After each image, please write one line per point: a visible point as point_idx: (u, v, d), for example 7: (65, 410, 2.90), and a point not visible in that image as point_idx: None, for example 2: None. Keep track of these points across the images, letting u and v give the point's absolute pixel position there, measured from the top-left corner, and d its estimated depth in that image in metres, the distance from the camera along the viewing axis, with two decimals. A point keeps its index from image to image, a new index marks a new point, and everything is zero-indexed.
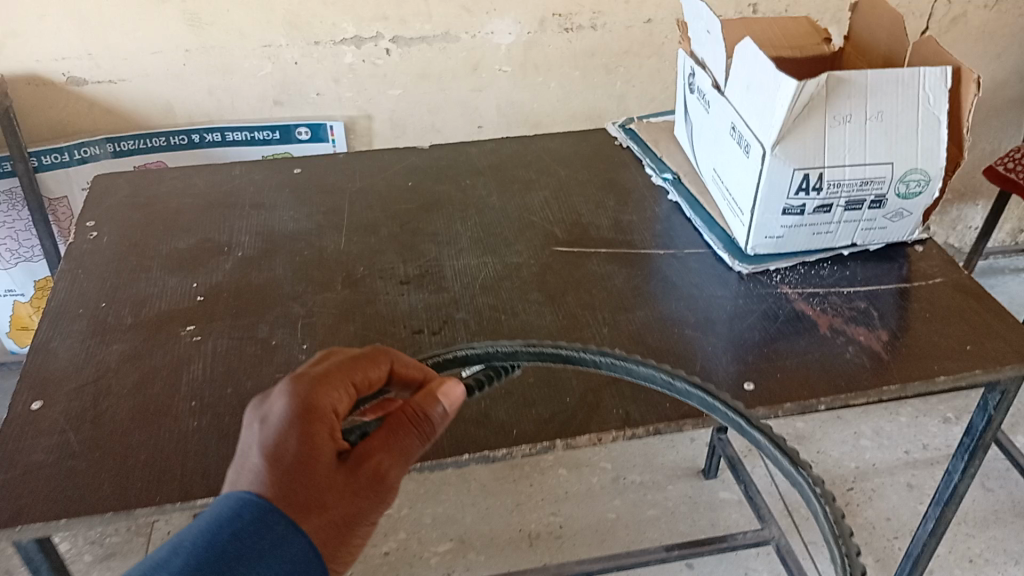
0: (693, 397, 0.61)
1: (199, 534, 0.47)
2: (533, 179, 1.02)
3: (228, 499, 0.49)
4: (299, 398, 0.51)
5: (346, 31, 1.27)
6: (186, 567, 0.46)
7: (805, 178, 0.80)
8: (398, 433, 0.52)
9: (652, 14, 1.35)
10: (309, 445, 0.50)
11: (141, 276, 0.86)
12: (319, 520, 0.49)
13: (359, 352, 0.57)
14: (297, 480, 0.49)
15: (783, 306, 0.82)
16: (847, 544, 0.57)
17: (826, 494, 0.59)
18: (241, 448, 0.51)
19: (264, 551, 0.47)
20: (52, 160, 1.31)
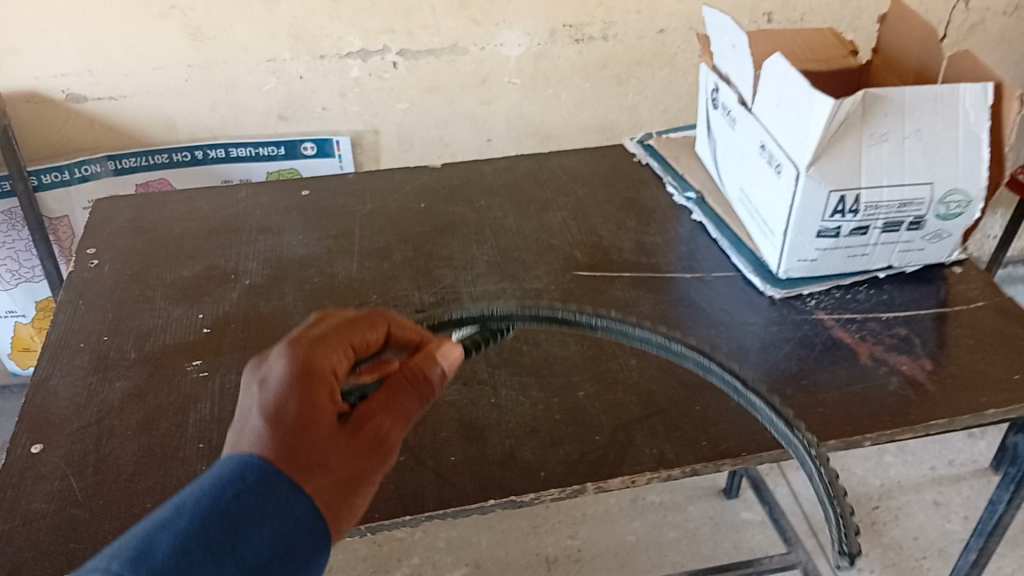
0: (689, 360, 0.70)
1: (203, 494, 0.45)
2: (551, 199, 0.99)
3: (230, 459, 0.48)
4: (299, 361, 0.51)
5: (352, 44, 1.24)
6: (191, 527, 0.44)
7: (841, 200, 0.76)
8: (398, 393, 0.53)
9: (665, 24, 1.31)
10: (311, 405, 0.50)
11: (144, 307, 0.82)
12: (323, 480, 0.48)
13: (355, 318, 0.58)
14: (300, 441, 0.48)
15: (819, 333, 0.78)
16: (841, 506, 0.63)
17: (820, 455, 0.62)
18: (240, 413, 0.51)
19: (269, 509, 0.46)
20: (53, 178, 1.28)
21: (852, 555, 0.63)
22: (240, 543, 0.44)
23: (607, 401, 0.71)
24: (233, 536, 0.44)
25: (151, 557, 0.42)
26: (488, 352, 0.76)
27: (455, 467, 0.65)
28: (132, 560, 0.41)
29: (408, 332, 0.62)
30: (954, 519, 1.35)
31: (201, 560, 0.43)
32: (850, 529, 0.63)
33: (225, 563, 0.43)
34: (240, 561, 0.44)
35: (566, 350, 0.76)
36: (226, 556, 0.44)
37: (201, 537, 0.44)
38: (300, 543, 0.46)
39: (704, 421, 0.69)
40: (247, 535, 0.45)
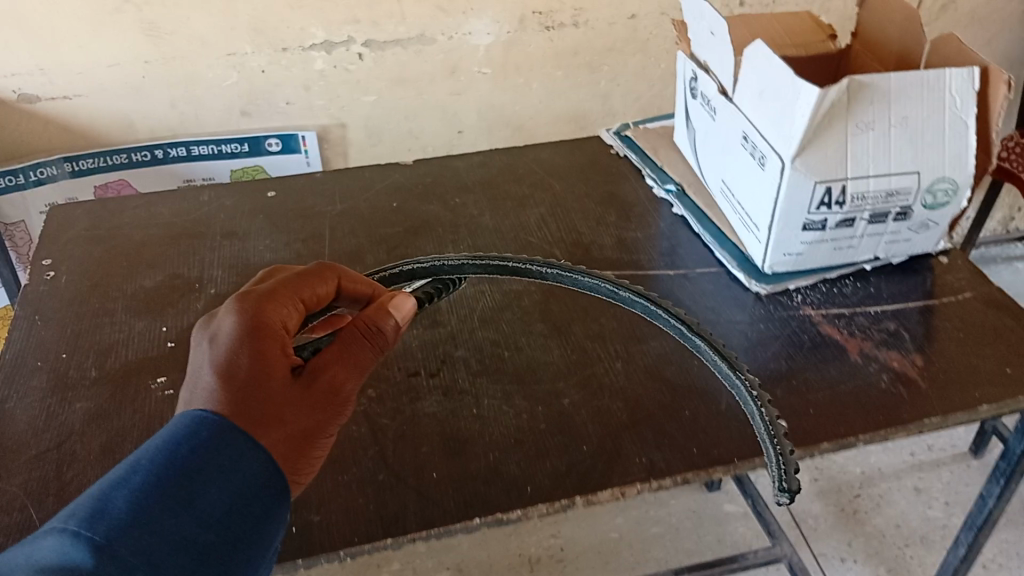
0: (636, 304, 0.70)
1: (157, 453, 0.47)
2: (528, 195, 0.95)
3: (184, 416, 0.51)
4: (250, 317, 0.55)
5: (315, 36, 1.19)
6: (147, 484, 0.46)
7: (827, 192, 0.74)
8: (351, 346, 0.57)
9: (636, 10, 1.28)
10: (262, 360, 0.53)
11: (104, 321, 0.78)
12: (278, 433, 0.52)
13: (304, 273, 0.62)
14: (251, 394, 0.52)
15: (807, 330, 0.76)
16: (780, 443, 0.60)
17: (762, 396, 0.63)
18: (193, 369, 0.54)
19: (225, 463, 0.48)
20: (6, 182, 1.20)
21: (792, 491, 0.56)
22: (199, 498, 0.47)
23: (593, 408, 0.68)
24: (191, 491, 0.47)
25: (107, 515, 0.44)
26: (468, 359, 0.73)
27: (436, 483, 0.62)
28: (90, 519, 0.43)
29: (361, 286, 0.65)
30: (935, 505, 1.35)
31: (161, 516, 0.45)
32: (790, 466, 0.57)
33: (184, 518, 0.45)
34: (200, 515, 0.46)
35: (549, 355, 0.74)
36: (182, 511, 0.46)
37: (158, 493, 0.46)
38: (258, 496, 0.49)
39: (693, 425, 0.66)
40: (204, 489, 0.47)
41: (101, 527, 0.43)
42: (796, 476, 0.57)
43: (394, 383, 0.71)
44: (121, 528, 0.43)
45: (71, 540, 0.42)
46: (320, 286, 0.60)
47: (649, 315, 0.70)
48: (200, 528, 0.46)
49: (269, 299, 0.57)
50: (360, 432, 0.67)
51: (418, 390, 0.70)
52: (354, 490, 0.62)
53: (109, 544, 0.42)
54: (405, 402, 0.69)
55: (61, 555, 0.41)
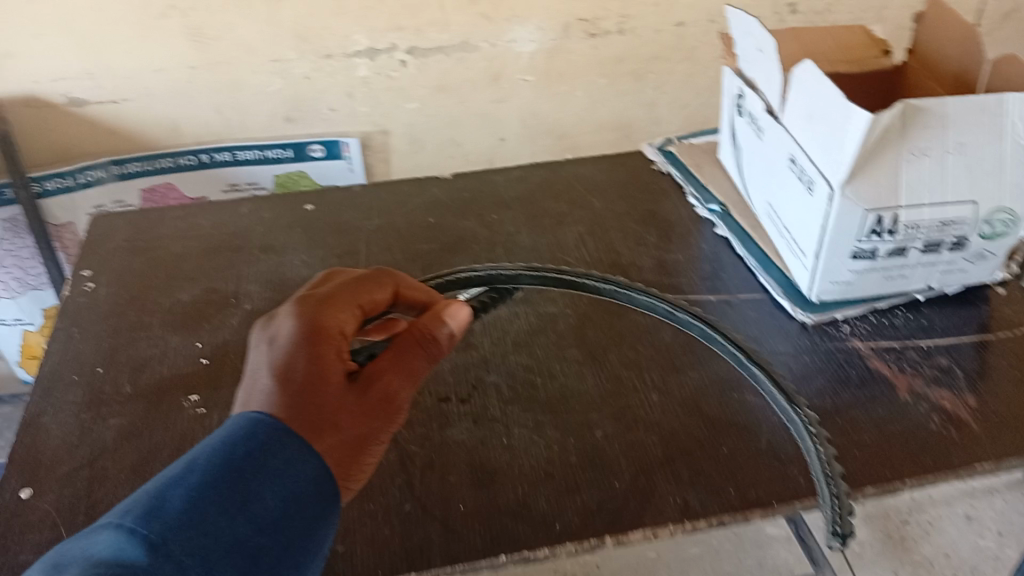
0: (694, 327, 0.72)
1: (213, 453, 0.49)
2: (566, 213, 0.94)
3: (241, 416, 0.52)
4: (308, 320, 0.56)
5: (359, 43, 1.18)
6: (202, 484, 0.47)
7: (878, 220, 0.71)
8: (408, 354, 0.57)
9: (684, 17, 1.25)
10: (319, 365, 0.54)
11: (140, 335, 0.78)
12: (332, 438, 0.52)
13: (363, 279, 0.62)
14: (306, 399, 0.52)
15: (854, 364, 0.73)
16: (836, 485, 0.59)
17: (819, 434, 0.62)
18: (252, 370, 0.55)
19: (279, 466, 0.49)
20: (56, 185, 1.23)
21: (846, 535, 0.57)
22: (252, 501, 0.48)
23: (626, 441, 0.66)
24: (245, 494, 0.48)
25: (165, 513, 0.45)
26: (500, 385, 0.72)
27: (463, 516, 0.61)
28: (145, 517, 0.44)
29: (419, 294, 0.65)
30: (988, 535, 1.29)
31: (215, 517, 0.46)
32: (846, 508, 0.58)
33: (238, 520, 0.46)
34: (252, 518, 0.47)
35: (584, 383, 0.72)
36: (237, 513, 0.47)
37: (212, 494, 0.47)
38: (309, 502, 0.50)
39: (730, 464, 0.64)
40: (258, 493, 0.48)
41: (157, 524, 0.44)
42: (852, 520, 0.58)
43: (424, 409, 0.70)
44: (175, 527, 0.44)
45: (127, 537, 0.43)
46: (378, 291, 0.61)
47: (706, 339, 0.71)
48: (253, 531, 0.47)
49: (328, 303, 0.57)
50: (388, 458, 0.66)
51: (448, 417, 0.69)
52: (381, 519, 0.61)
53: (163, 543, 0.43)
54: (435, 428, 0.68)
55: (118, 551, 0.43)
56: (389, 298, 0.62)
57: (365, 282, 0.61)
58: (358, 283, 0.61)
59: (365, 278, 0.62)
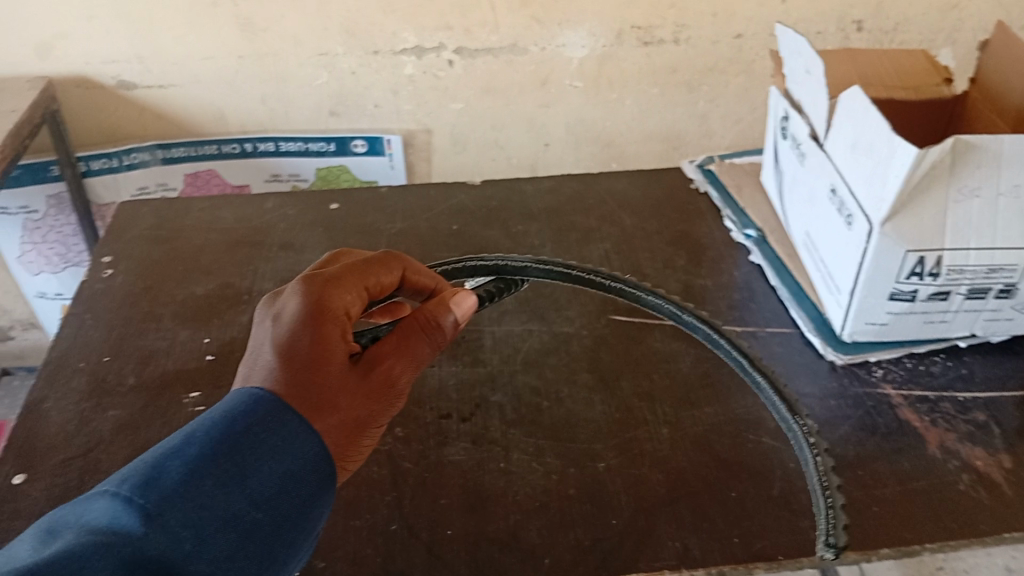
0: (699, 331, 0.68)
1: (213, 426, 0.47)
2: (594, 228, 0.90)
3: (241, 392, 0.50)
4: (313, 299, 0.54)
5: (406, 40, 1.16)
6: (201, 457, 0.45)
7: (919, 261, 0.67)
8: (411, 339, 0.55)
9: (742, 29, 1.20)
10: (322, 344, 0.52)
11: (151, 326, 0.78)
12: (333, 418, 0.51)
13: (370, 260, 0.60)
14: (309, 378, 0.50)
15: (882, 413, 0.69)
16: (833, 497, 0.57)
17: (818, 445, 0.60)
18: (254, 345, 0.53)
19: (279, 443, 0.48)
20: (101, 165, 1.23)
21: (839, 547, 0.55)
22: (251, 476, 0.46)
23: (630, 476, 0.63)
24: (243, 469, 0.46)
25: (161, 484, 0.43)
26: (504, 405, 0.69)
27: (450, 542, 0.59)
28: (142, 486, 0.43)
29: (424, 278, 0.63)
30: None
31: (213, 490, 0.45)
32: (840, 521, 0.56)
33: (235, 495, 0.45)
34: (250, 493, 0.46)
35: (592, 410, 0.69)
36: (235, 488, 0.45)
37: (211, 467, 0.45)
38: (308, 480, 0.48)
39: (739, 510, 0.60)
40: (257, 468, 0.46)
41: (154, 495, 0.43)
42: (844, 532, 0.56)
43: (423, 425, 0.68)
44: (172, 498, 0.43)
45: (123, 506, 0.42)
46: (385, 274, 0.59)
47: (712, 344, 0.67)
48: (249, 507, 0.45)
49: (334, 282, 0.56)
50: (380, 473, 0.64)
51: (446, 434, 0.67)
52: (365, 537, 0.59)
53: (160, 514, 0.42)
54: (431, 446, 0.66)
55: (112, 520, 0.41)
56: (396, 281, 0.61)
57: (373, 263, 0.59)
58: (366, 264, 0.59)
59: (373, 258, 0.60)
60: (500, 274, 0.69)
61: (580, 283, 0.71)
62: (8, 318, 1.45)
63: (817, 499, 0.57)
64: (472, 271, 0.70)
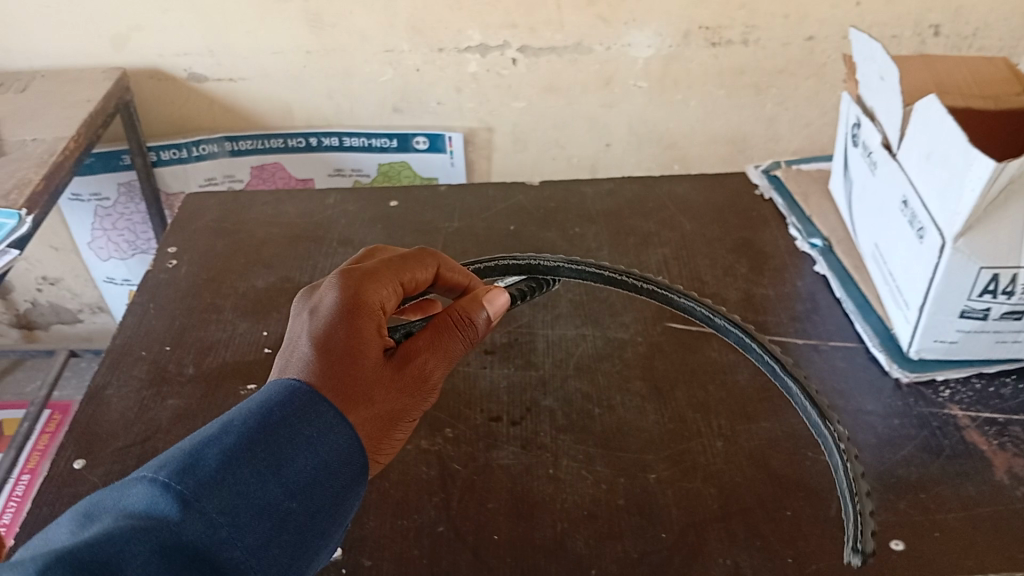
0: (732, 335, 0.63)
1: (250, 415, 0.48)
2: (653, 232, 0.89)
3: (278, 383, 0.51)
4: (350, 293, 0.54)
5: (471, 38, 1.16)
6: (237, 445, 0.46)
7: (993, 279, 0.64)
8: (443, 334, 0.55)
9: (815, 31, 1.16)
10: (357, 338, 0.52)
11: (211, 318, 0.79)
12: (365, 411, 0.51)
13: (405, 256, 0.60)
14: (342, 370, 0.51)
15: (948, 434, 0.66)
16: (862, 502, 0.53)
17: (851, 450, 0.55)
18: (292, 337, 0.54)
19: (313, 434, 0.48)
20: (170, 155, 1.26)
21: (866, 553, 0.52)
22: (286, 466, 0.46)
23: (680, 489, 0.62)
24: (278, 458, 0.46)
25: (198, 471, 0.44)
26: (554, 410, 0.69)
27: (494, 547, 0.58)
28: (180, 472, 0.43)
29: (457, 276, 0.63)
30: None
31: (249, 478, 0.45)
32: (867, 527, 0.53)
33: (271, 484, 0.45)
34: (285, 482, 0.46)
35: (643, 420, 0.68)
36: (271, 476, 0.45)
37: (247, 456, 0.45)
38: (341, 472, 0.48)
39: (792, 530, 0.59)
40: (292, 458, 0.47)
41: (192, 481, 0.43)
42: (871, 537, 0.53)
43: (473, 427, 0.67)
44: (209, 485, 0.43)
45: (161, 492, 0.42)
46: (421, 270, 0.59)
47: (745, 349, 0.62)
48: (285, 496, 0.45)
49: (370, 277, 0.56)
50: (428, 473, 0.64)
51: (496, 437, 0.67)
52: (410, 537, 0.59)
53: (197, 500, 0.42)
54: (480, 449, 0.66)
55: (150, 505, 0.41)
56: (430, 278, 0.60)
57: (409, 259, 0.60)
58: (402, 259, 0.59)
59: (408, 254, 0.60)
60: (532, 273, 0.67)
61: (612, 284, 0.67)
62: (78, 302, 1.50)
63: (846, 504, 0.54)
64: (504, 269, 0.68)
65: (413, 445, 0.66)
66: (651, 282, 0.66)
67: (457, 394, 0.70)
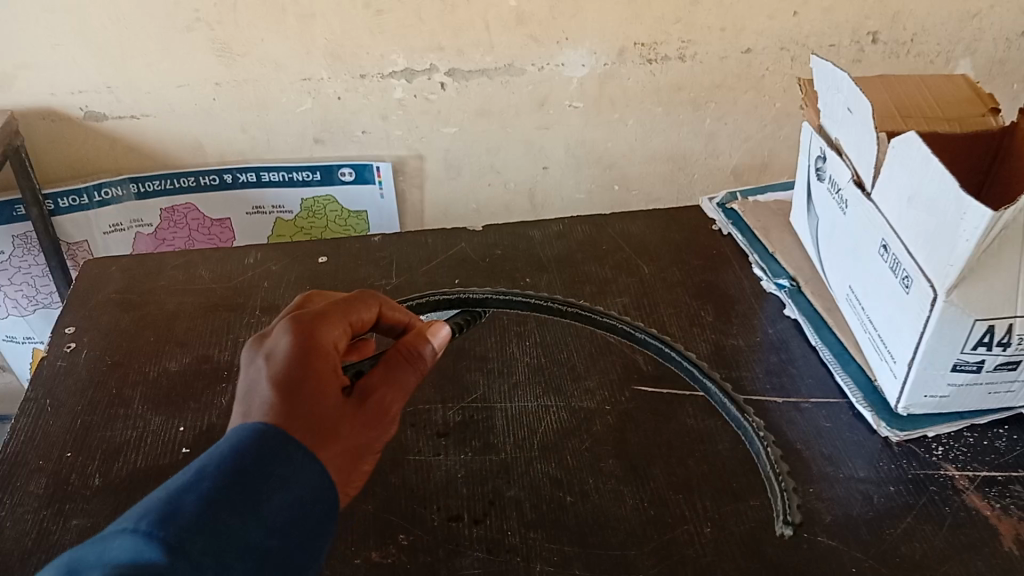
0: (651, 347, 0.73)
1: (221, 458, 0.45)
2: (609, 279, 0.82)
3: (240, 428, 0.47)
4: (303, 335, 0.52)
5: (396, 63, 1.02)
6: (215, 488, 0.43)
7: (988, 331, 0.59)
8: (398, 368, 0.55)
9: (752, 44, 1.06)
10: (318, 377, 0.50)
11: (119, 414, 0.69)
12: (334, 447, 0.49)
13: (348, 298, 0.59)
14: (309, 408, 0.48)
15: (949, 500, 0.61)
16: (784, 480, 0.61)
17: (767, 437, 0.64)
18: (241, 385, 0.51)
19: (288, 472, 0.45)
20: (70, 203, 1.07)
21: (795, 524, 0.58)
22: (265, 504, 0.44)
23: None
24: (256, 499, 0.44)
25: (177, 517, 0.41)
26: (522, 501, 0.61)
27: None
28: (161, 520, 0.41)
29: (396, 315, 0.62)
30: None
31: (229, 521, 0.43)
32: (794, 501, 0.60)
33: (252, 525, 0.43)
34: (266, 522, 0.44)
35: (622, 508, 0.61)
36: (252, 517, 0.43)
37: (227, 498, 0.43)
38: (315, 510, 0.46)
39: None
40: (271, 496, 0.45)
41: (175, 527, 0.40)
42: (797, 510, 0.60)
43: (430, 529, 0.59)
44: (192, 530, 0.41)
45: (144, 541, 0.40)
46: (367, 309, 0.58)
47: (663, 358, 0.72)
48: (265, 536, 0.44)
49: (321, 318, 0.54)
50: None
51: (459, 541, 0.58)
52: None
53: (183, 546, 0.40)
54: (441, 558, 0.57)
55: (134, 556, 0.39)
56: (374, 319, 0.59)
57: (352, 299, 0.58)
58: (346, 301, 0.58)
59: (349, 296, 0.59)
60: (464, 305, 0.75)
61: (541, 313, 0.77)
62: None
63: (771, 486, 0.61)
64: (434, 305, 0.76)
65: (362, 560, 0.58)
66: (574, 306, 0.77)
67: (409, 492, 0.62)
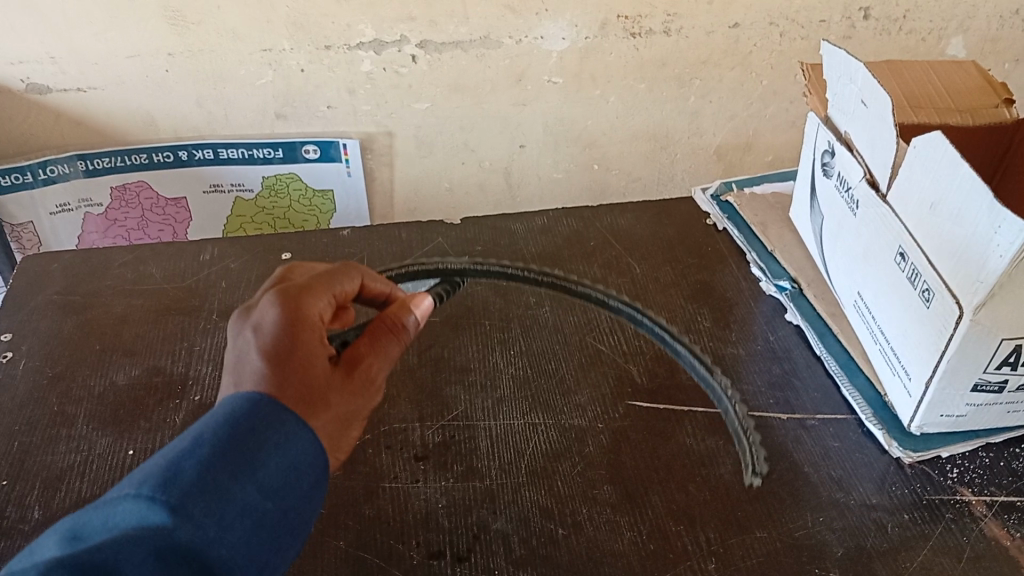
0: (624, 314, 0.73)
1: (217, 426, 0.42)
2: (598, 279, 0.77)
3: (230, 400, 0.43)
4: (290, 306, 0.47)
5: (363, 34, 0.93)
6: (214, 454, 0.41)
7: (1015, 351, 0.54)
8: (381, 338, 0.50)
9: (740, 18, 0.99)
10: (305, 347, 0.46)
11: (60, 433, 0.62)
12: (325, 414, 0.45)
13: (328, 269, 0.53)
14: (298, 377, 0.45)
15: (966, 530, 0.56)
16: (750, 435, 0.62)
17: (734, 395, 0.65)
18: (231, 357, 0.46)
19: (280, 441, 0.42)
20: (10, 181, 0.96)
21: (763, 472, 0.60)
22: (261, 468, 0.42)
23: None
24: (253, 466, 0.41)
25: (178, 481, 0.39)
26: (508, 534, 0.56)
27: None
28: (164, 482, 0.39)
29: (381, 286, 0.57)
30: None
31: (229, 482, 0.40)
32: (760, 453, 0.61)
33: (251, 488, 0.41)
34: (262, 484, 0.41)
35: (618, 540, 0.56)
36: (248, 480, 0.41)
37: (226, 465, 0.41)
38: (308, 475, 0.44)
39: None
40: (266, 461, 0.42)
41: (176, 489, 0.39)
42: (763, 461, 0.61)
43: (408, 570, 0.54)
44: (194, 491, 0.39)
45: (148, 505, 0.38)
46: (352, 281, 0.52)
47: (636, 323, 0.72)
48: (261, 497, 0.41)
49: (305, 290, 0.49)
50: None
51: None
52: None
53: (185, 507, 0.38)
54: None
55: (140, 520, 0.38)
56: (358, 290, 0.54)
57: (335, 268, 0.53)
58: (331, 272, 0.52)
59: (335, 266, 0.53)
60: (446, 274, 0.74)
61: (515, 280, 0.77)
62: None
63: (738, 439, 0.62)
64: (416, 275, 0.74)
65: None
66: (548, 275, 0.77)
67: (384, 525, 0.56)
